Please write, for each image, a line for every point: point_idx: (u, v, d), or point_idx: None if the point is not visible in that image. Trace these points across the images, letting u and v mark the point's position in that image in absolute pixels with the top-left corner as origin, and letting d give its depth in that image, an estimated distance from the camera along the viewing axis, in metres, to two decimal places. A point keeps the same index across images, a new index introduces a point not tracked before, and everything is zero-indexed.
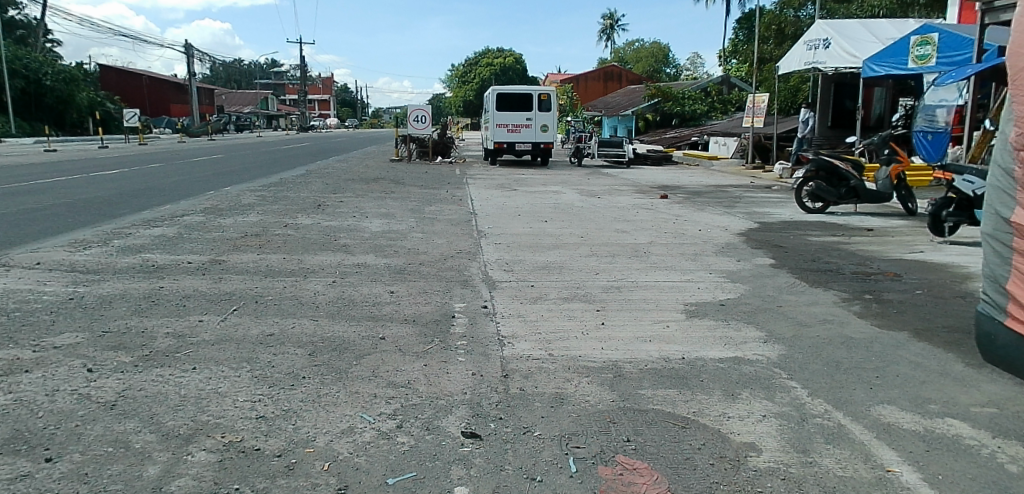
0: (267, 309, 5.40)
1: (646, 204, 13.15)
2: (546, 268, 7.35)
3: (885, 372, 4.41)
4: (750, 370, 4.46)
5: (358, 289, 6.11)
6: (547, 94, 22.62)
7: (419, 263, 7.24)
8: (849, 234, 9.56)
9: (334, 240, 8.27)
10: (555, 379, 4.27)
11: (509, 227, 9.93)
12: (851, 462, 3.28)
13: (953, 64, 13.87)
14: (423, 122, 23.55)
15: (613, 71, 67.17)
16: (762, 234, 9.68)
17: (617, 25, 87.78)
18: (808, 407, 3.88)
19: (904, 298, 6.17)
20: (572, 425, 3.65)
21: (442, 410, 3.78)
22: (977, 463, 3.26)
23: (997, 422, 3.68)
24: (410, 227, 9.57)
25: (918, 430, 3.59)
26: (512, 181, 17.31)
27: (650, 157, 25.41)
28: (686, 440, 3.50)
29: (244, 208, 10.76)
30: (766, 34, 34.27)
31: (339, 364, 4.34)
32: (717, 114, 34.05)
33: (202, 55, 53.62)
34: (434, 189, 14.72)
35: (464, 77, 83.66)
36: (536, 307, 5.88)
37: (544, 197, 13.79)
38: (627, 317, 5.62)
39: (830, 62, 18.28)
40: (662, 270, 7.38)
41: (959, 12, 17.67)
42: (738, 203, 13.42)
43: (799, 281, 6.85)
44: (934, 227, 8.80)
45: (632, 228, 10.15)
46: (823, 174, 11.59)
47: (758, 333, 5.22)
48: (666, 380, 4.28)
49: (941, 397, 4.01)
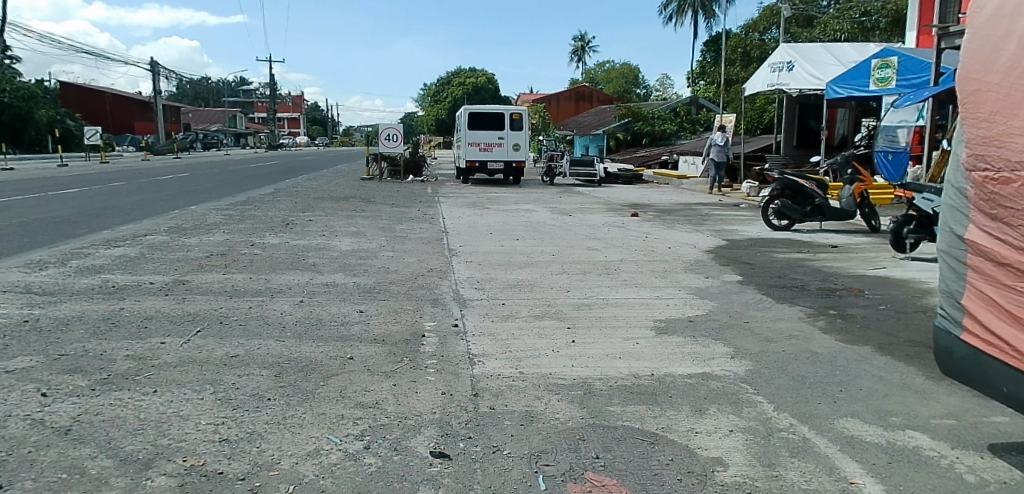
0: (232, 329, 5.32)
1: (617, 222, 13.26)
2: (518, 286, 7.37)
3: (848, 385, 4.49)
4: (718, 385, 4.50)
5: (327, 309, 6.06)
6: (519, 113, 22.79)
7: (389, 283, 7.19)
8: (815, 251, 9.75)
9: (302, 259, 8.20)
10: (525, 396, 4.28)
11: (481, 245, 9.94)
12: (816, 475, 3.32)
13: (912, 87, 14.25)
14: (395, 141, 23.21)
15: (583, 93, 68.25)
16: (730, 251, 9.83)
17: (588, 47, 88.91)
18: (773, 422, 3.92)
19: (867, 313, 6.31)
20: (542, 443, 3.64)
21: (410, 430, 3.74)
22: (938, 473, 3.32)
23: (956, 433, 3.76)
24: (380, 245, 9.53)
25: (881, 442, 3.65)
26: (484, 200, 17.32)
27: (621, 177, 25.60)
28: (656, 457, 3.51)
29: (209, 228, 10.59)
30: (733, 57, 35.39)
31: (306, 384, 4.28)
32: (687, 134, 34.69)
33: (168, 73, 52.91)
34: (406, 208, 14.68)
35: (436, 96, 83.95)
36: (507, 324, 5.88)
37: (516, 216, 13.82)
38: (598, 335, 5.64)
39: (794, 84, 18.63)
40: (632, 287, 7.44)
41: (917, 36, 18.25)
42: (707, 221, 13.58)
43: (765, 298, 6.95)
44: (895, 243, 9.05)
45: (603, 245, 10.21)
46: (788, 192, 11.83)
47: (726, 349, 5.28)
48: (635, 397, 4.30)
49: (902, 409, 4.09)
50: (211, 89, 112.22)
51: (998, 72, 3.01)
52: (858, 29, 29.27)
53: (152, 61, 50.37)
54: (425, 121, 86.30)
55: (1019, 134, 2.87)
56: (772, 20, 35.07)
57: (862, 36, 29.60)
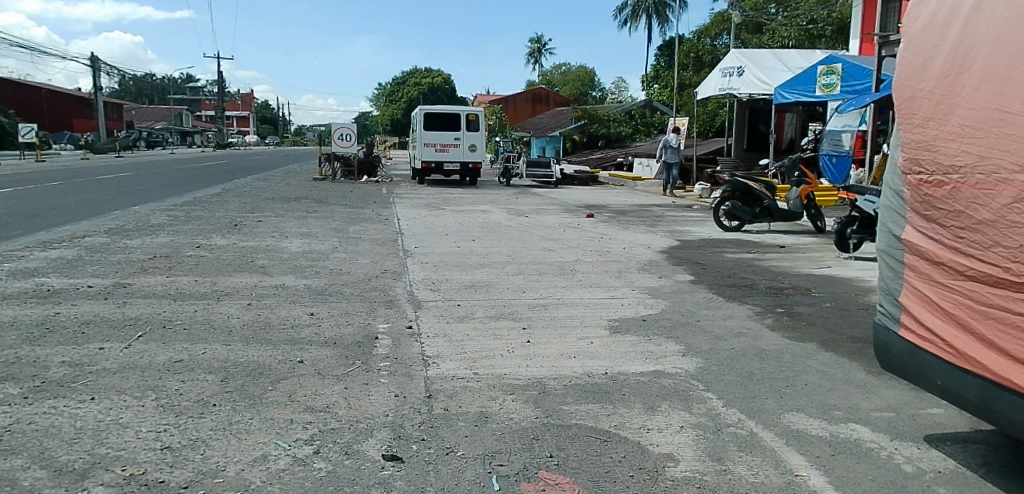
0: (176, 334, 5.16)
1: (572, 223, 13.35)
2: (473, 287, 7.34)
3: (794, 381, 4.60)
4: (669, 383, 4.57)
5: (276, 311, 5.93)
6: (475, 114, 22.73)
7: (341, 284, 7.10)
8: (763, 251, 9.98)
9: (251, 261, 8.03)
10: (480, 397, 4.26)
11: (436, 246, 9.89)
12: (763, 468, 3.38)
13: (855, 93, 14.68)
14: (348, 140, 22.85)
15: (540, 94, 68.55)
16: (682, 251, 9.99)
17: (544, 49, 89.34)
18: (722, 417, 4.00)
19: (813, 310, 6.49)
20: (496, 443, 3.63)
21: (362, 434, 3.69)
22: (877, 464, 3.43)
23: (894, 425, 3.89)
24: (333, 247, 9.39)
25: (824, 435, 3.75)
26: (440, 201, 17.24)
27: (577, 179, 25.79)
28: (608, 454, 3.53)
29: (152, 229, 10.29)
30: (687, 62, 36.07)
31: (253, 389, 4.19)
32: (642, 136, 34.77)
33: (110, 69, 51.26)
34: (360, 209, 14.51)
35: (392, 96, 83.22)
36: (461, 325, 5.86)
37: (472, 217, 13.79)
38: (553, 335, 5.66)
39: (744, 89, 19.04)
40: (587, 287, 7.50)
41: (860, 44, 18.87)
42: (661, 222, 13.78)
43: (716, 297, 7.08)
44: (839, 243, 9.30)
45: (558, 246, 10.26)
46: (738, 194, 12.07)
47: (677, 347, 5.36)
48: (588, 396, 4.32)
49: (844, 403, 4.21)
50: (157, 86, 109.05)
51: (932, 79, 3.12)
52: (805, 36, 30.18)
53: (93, 56, 48.70)
54: (380, 122, 85.36)
55: (951, 138, 2.98)
56: (723, 26, 35.86)
57: (808, 43, 30.52)
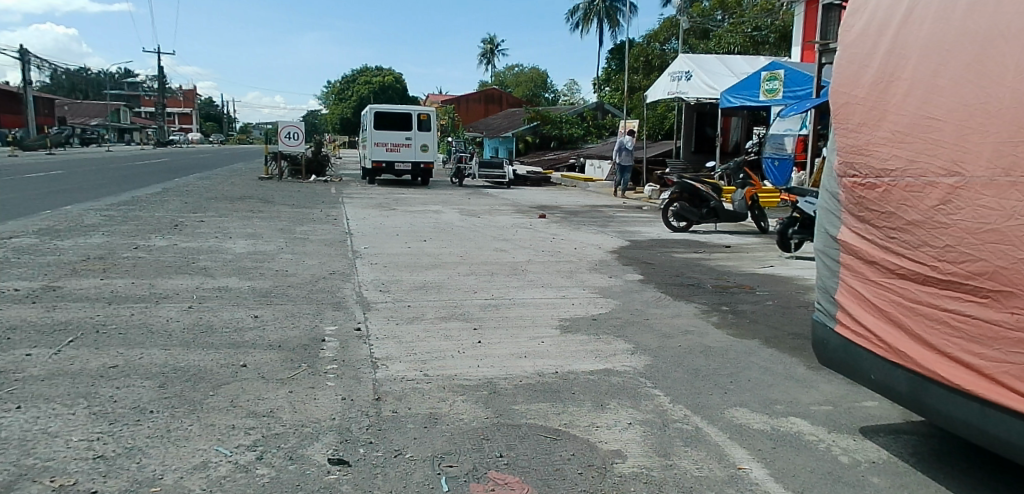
0: (110, 339, 4.97)
1: (524, 224, 13.38)
2: (423, 287, 7.29)
3: (738, 377, 4.70)
4: (618, 381, 4.61)
5: (218, 314, 5.78)
6: (427, 114, 22.58)
7: (287, 286, 6.95)
8: (710, 251, 10.19)
9: (192, 262, 7.80)
10: (430, 399, 4.22)
11: (386, 247, 9.77)
12: (707, 463, 3.45)
13: (797, 98, 15.11)
14: (296, 139, 22.43)
15: (492, 94, 68.77)
16: (632, 251, 10.12)
17: (497, 50, 89.46)
18: (669, 413, 4.05)
19: (757, 308, 6.65)
20: (446, 444, 3.61)
21: (308, 438, 3.62)
22: (816, 456, 3.53)
23: (832, 418, 4.01)
24: (278, 247, 9.20)
25: (766, 429, 3.84)
26: (390, 200, 17.08)
27: (530, 180, 25.87)
28: (558, 452, 3.55)
29: (86, 229, 9.89)
30: (636, 65, 36.63)
31: (193, 394, 4.07)
32: (593, 138, 35.41)
33: (41, 62, 49.14)
34: (307, 209, 14.25)
35: (341, 94, 82.05)
36: (411, 327, 5.81)
37: (422, 217, 13.69)
38: (504, 335, 5.65)
39: (692, 92, 19.39)
40: (538, 287, 7.52)
41: (801, 52, 19.44)
42: (611, 222, 13.93)
43: (664, 295, 7.19)
44: (782, 243, 9.59)
45: (509, 247, 10.26)
46: (685, 196, 12.31)
47: (626, 345, 5.43)
48: (538, 395, 4.33)
49: (785, 397, 4.32)
50: (94, 82, 105.09)
51: (864, 87, 3.23)
52: (750, 43, 31.00)
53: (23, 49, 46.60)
54: (329, 120, 84.02)
55: (882, 143, 3.09)
56: (672, 31, 36.55)
57: (753, 50, 31.39)
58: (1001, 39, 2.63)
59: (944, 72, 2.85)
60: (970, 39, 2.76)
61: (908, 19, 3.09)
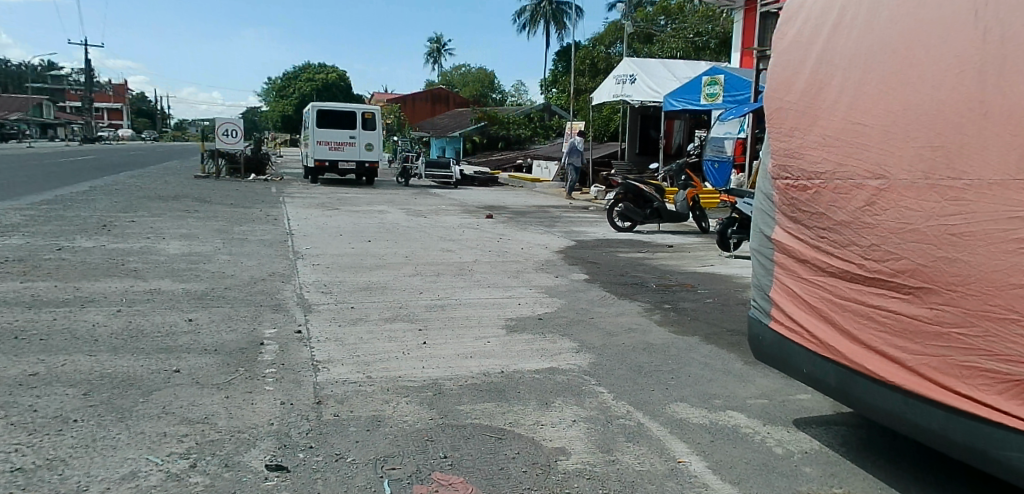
0: (31, 345, 4.73)
1: (471, 224, 13.35)
2: (368, 289, 7.19)
3: (679, 372, 4.78)
4: (563, 379, 4.64)
5: (149, 318, 5.57)
6: (372, 112, 22.31)
7: (224, 288, 6.75)
8: (653, 251, 10.37)
9: (122, 264, 7.49)
10: (373, 401, 4.16)
11: (329, 247, 9.60)
12: (648, 457, 3.49)
13: (736, 103, 15.47)
14: (234, 137, 21.85)
15: (439, 94, 68.64)
16: (578, 251, 10.20)
17: (443, 50, 89.05)
18: (612, 410, 4.10)
19: (697, 306, 6.79)
20: (389, 446, 3.55)
21: (244, 444, 3.52)
22: (752, 448, 3.61)
23: (768, 411, 4.12)
24: (215, 248, 8.94)
25: (705, 423, 3.92)
26: (334, 200, 16.80)
27: (477, 180, 25.82)
28: (502, 451, 3.54)
29: (6, 230, 9.41)
30: (582, 68, 37.04)
31: (121, 401, 3.90)
32: (540, 139, 35.51)
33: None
34: (246, 209, 13.89)
35: (283, 91, 80.31)
36: (355, 328, 5.71)
37: (367, 217, 13.52)
38: (449, 335, 5.62)
39: (636, 96, 19.69)
40: (485, 287, 7.51)
41: (740, 57, 19.94)
42: (558, 222, 14.03)
43: (609, 294, 7.27)
44: (721, 243, 9.82)
45: (455, 247, 10.21)
46: (630, 196, 12.48)
47: (571, 344, 5.46)
48: (483, 395, 4.32)
49: (724, 392, 4.42)
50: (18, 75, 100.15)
51: (796, 93, 3.32)
52: (692, 48, 31.70)
53: None
54: (271, 118, 82.14)
55: (812, 146, 3.18)
56: (617, 35, 37.06)
57: (695, 55, 32.11)
58: (925, 49, 2.75)
59: (871, 79, 2.96)
60: (896, 50, 2.87)
61: (837, 29, 3.19)
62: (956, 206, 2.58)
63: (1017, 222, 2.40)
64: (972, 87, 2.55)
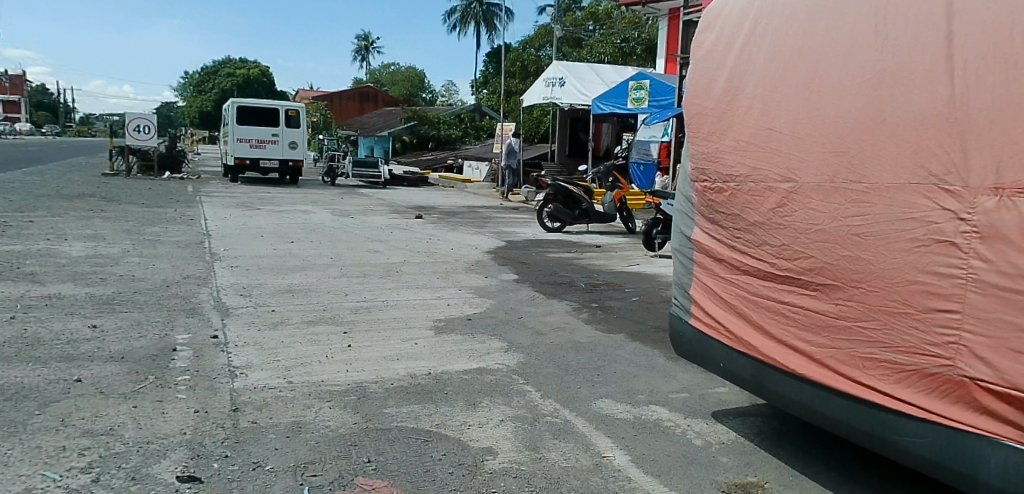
0: None
1: (400, 224, 13.20)
2: (290, 291, 6.98)
3: (605, 370, 4.84)
4: (491, 379, 4.62)
5: (49, 325, 5.23)
6: (296, 110, 21.73)
7: (133, 292, 6.42)
8: (582, 251, 10.50)
9: (18, 268, 7.01)
10: (293, 407, 4.04)
11: (249, 249, 9.28)
12: (574, 454, 3.51)
13: (661, 108, 15.91)
14: (147, 133, 20.87)
15: (368, 93, 67.70)
16: (507, 252, 10.23)
17: (372, 48, 87.80)
18: (540, 408, 4.11)
19: (624, 305, 6.92)
20: (310, 453, 3.45)
21: (153, 456, 3.34)
22: (674, 441, 3.69)
23: (688, 405, 4.23)
24: (125, 250, 8.49)
25: (629, 418, 3.98)
26: (256, 200, 16.27)
27: (406, 180, 25.54)
28: (428, 453, 3.49)
29: None
30: (512, 70, 37.27)
31: (15, 415, 3.64)
32: (472, 139, 35.41)
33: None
34: (159, 208, 13.25)
35: (202, 87, 77.29)
36: (276, 333, 5.53)
37: (291, 217, 13.15)
38: (376, 338, 5.52)
39: (565, 99, 19.93)
40: (413, 288, 7.42)
41: (665, 63, 20.47)
42: (488, 223, 14.03)
43: (538, 294, 7.31)
44: (646, 242, 10.06)
45: (383, 248, 10.05)
46: (560, 198, 12.65)
47: (499, 344, 5.45)
48: (409, 397, 4.25)
49: (647, 387, 4.50)
50: None
51: (714, 98, 3.42)
52: (619, 53, 32.38)
53: None
54: (190, 114, 78.92)
55: (728, 150, 3.28)
56: (546, 38, 37.44)
57: (622, 60, 32.82)
58: (831, 58, 2.86)
59: (782, 87, 3.06)
60: (805, 58, 2.98)
61: (751, 38, 3.29)
62: (858, 206, 2.70)
63: (913, 222, 2.52)
64: (874, 94, 2.66)
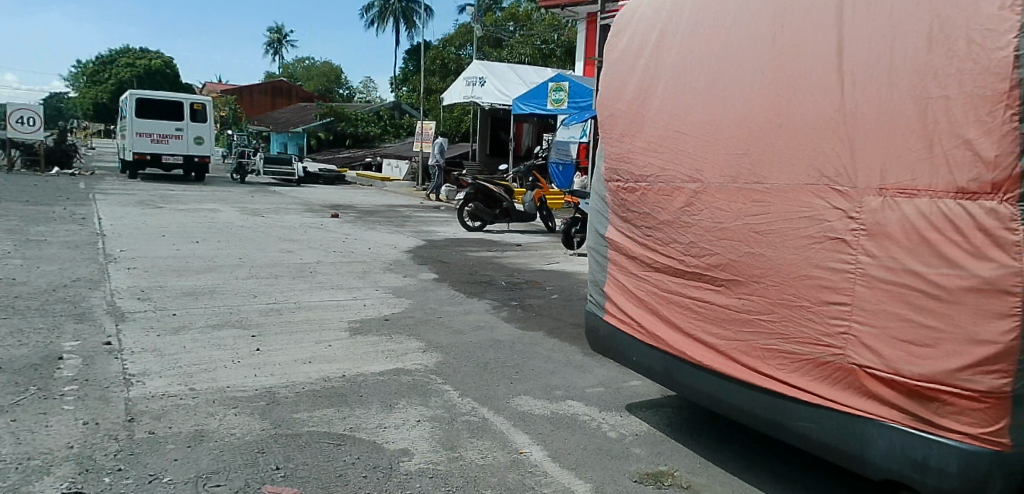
0: None
1: (315, 223, 12.83)
2: (194, 294, 6.64)
3: (523, 367, 4.84)
4: (408, 379, 4.54)
5: None
6: (201, 103, 20.79)
7: (15, 298, 5.94)
8: (502, 249, 10.51)
9: None
10: (196, 414, 3.83)
11: (150, 249, 8.79)
12: (491, 451, 3.49)
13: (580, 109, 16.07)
14: (33, 124, 19.46)
15: (281, 87, 65.49)
16: (426, 251, 10.11)
17: (286, 41, 85.06)
18: (457, 407, 4.06)
19: (543, 302, 6.95)
20: (212, 463, 3.27)
21: (35, 473, 3.09)
22: (590, 435, 3.73)
23: (604, 398, 4.28)
24: (6, 252, 7.86)
25: (547, 414, 3.99)
26: (158, 198, 15.44)
27: (322, 177, 24.89)
28: (340, 458, 3.38)
29: None
30: (432, 68, 36.96)
31: None
32: (390, 137, 34.77)
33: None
34: (48, 207, 12.34)
35: (99, 78, 72.76)
36: (178, 338, 5.24)
37: (197, 216, 12.55)
38: (287, 341, 5.32)
39: (485, 98, 19.91)
40: (328, 289, 7.21)
41: (584, 66, 20.79)
42: (408, 222, 13.84)
43: (457, 293, 7.26)
44: (566, 241, 10.19)
45: (297, 248, 9.74)
46: (481, 196, 12.61)
47: (417, 344, 5.36)
48: (322, 401, 4.12)
49: (564, 383, 4.53)
50: None
51: (625, 100, 3.47)
52: (539, 55, 32.67)
53: None
54: (85, 106, 74.13)
55: (639, 150, 3.33)
56: (466, 38, 37.33)
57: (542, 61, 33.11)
58: (734, 65, 2.94)
59: (690, 88, 3.13)
60: (711, 64, 3.05)
61: (661, 43, 3.35)
62: (757, 205, 2.80)
63: (808, 221, 2.62)
64: (773, 98, 2.76)
